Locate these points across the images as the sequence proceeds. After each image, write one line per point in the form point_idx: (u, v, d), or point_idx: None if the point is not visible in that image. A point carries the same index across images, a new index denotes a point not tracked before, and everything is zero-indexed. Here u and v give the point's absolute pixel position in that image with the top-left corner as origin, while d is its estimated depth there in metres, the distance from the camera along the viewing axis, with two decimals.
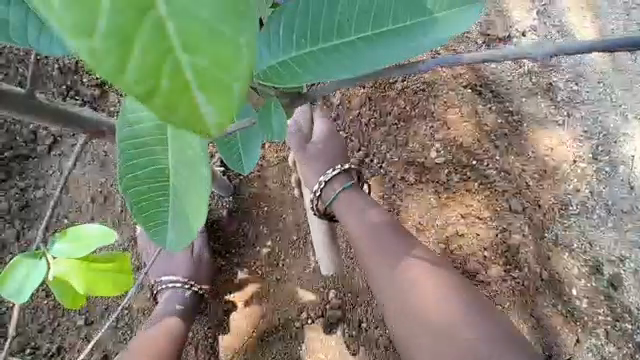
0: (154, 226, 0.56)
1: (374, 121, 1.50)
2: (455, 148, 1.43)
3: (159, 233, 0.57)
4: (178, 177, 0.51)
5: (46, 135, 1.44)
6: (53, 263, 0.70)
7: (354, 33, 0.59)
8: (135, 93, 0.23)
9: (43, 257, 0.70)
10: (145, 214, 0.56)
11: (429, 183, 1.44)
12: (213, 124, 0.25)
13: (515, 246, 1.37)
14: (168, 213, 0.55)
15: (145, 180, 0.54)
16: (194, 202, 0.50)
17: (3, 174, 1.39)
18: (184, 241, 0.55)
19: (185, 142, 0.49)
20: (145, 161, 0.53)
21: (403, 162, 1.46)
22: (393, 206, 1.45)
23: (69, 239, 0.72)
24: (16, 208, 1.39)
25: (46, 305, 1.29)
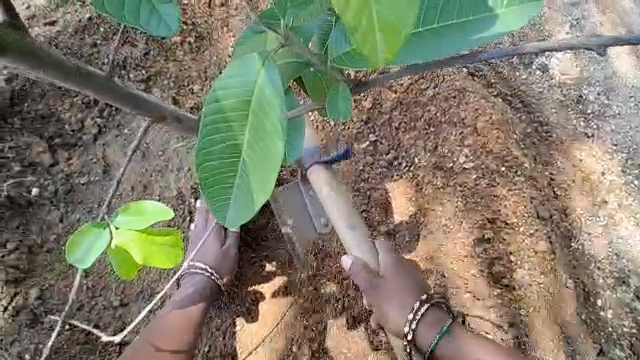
0: (218, 200, 0.63)
1: (404, 126, 1.54)
2: (480, 151, 1.46)
3: (222, 205, 0.63)
4: (253, 151, 0.59)
5: (92, 125, 1.49)
6: (115, 233, 0.79)
7: (421, 27, 0.72)
8: (348, 24, 0.36)
9: (107, 227, 0.80)
10: (212, 189, 0.63)
11: (457, 188, 1.45)
12: (383, 55, 0.38)
13: (542, 254, 1.38)
14: (234, 185, 0.62)
15: (218, 154, 0.60)
16: (267, 171, 0.59)
17: (51, 159, 1.45)
18: (247, 213, 0.62)
19: (263, 119, 0.58)
20: (221, 137, 0.60)
21: (431, 166, 1.49)
22: (420, 208, 1.47)
23: (129, 212, 0.81)
24: (63, 192, 1.44)
25: (86, 284, 1.36)
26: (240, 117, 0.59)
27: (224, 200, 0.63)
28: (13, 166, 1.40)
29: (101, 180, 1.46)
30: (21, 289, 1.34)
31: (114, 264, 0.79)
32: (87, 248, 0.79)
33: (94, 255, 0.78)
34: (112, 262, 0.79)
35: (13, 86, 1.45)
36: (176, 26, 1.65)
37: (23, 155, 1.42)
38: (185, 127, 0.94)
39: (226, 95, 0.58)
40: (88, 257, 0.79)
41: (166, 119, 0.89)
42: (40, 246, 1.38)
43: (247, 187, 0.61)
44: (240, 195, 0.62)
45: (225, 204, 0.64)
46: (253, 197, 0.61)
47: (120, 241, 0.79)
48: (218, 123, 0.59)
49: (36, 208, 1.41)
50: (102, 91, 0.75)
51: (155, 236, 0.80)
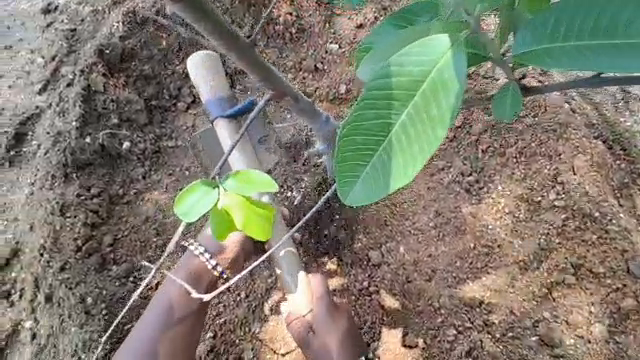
0: (344, 176, 0.62)
1: (493, 150, 1.49)
2: (572, 189, 1.39)
3: (350, 179, 0.62)
4: (406, 132, 0.57)
5: (188, 94, 1.56)
6: (222, 195, 0.79)
7: (606, 37, 0.70)
8: None
9: (216, 188, 0.80)
10: (346, 162, 0.61)
11: (542, 223, 1.39)
12: None
13: (622, 310, 1.29)
14: (370, 163, 0.61)
15: (368, 127, 0.59)
16: (415, 154, 0.57)
17: (146, 118, 1.51)
18: (372, 197, 0.61)
19: (429, 105, 0.56)
20: (378, 112, 0.58)
21: (516, 196, 1.44)
22: (496, 239, 1.41)
23: (238, 177, 0.81)
24: (150, 151, 1.49)
25: (156, 243, 1.38)
26: (405, 97, 0.57)
27: (349, 178, 0.62)
28: (111, 118, 1.46)
29: (187, 147, 1.52)
30: (96, 233, 1.34)
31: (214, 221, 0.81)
32: (193, 202, 0.79)
33: (200, 212, 0.78)
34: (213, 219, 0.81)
35: (125, 44, 1.52)
36: (282, 15, 1.70)
37: (121, 109, 1.48)
38: (297, 109, 0.94)
39: (398, 71, 0.57)
40: (190, 211, 0.79)
41: (286, 98, 0.89)
42: (121, 197, 1.42)
43: (382, 171, 0.60)
44: (369, 178, 0.61)
45: (349, 182, 0.62)
46: (388, 179, 0.59)
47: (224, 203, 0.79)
48: (381, 98, 0.58)
49: (123, 161, 1.45)
50: (243, 57, 0.76)
51: (256, 204, 0.81)
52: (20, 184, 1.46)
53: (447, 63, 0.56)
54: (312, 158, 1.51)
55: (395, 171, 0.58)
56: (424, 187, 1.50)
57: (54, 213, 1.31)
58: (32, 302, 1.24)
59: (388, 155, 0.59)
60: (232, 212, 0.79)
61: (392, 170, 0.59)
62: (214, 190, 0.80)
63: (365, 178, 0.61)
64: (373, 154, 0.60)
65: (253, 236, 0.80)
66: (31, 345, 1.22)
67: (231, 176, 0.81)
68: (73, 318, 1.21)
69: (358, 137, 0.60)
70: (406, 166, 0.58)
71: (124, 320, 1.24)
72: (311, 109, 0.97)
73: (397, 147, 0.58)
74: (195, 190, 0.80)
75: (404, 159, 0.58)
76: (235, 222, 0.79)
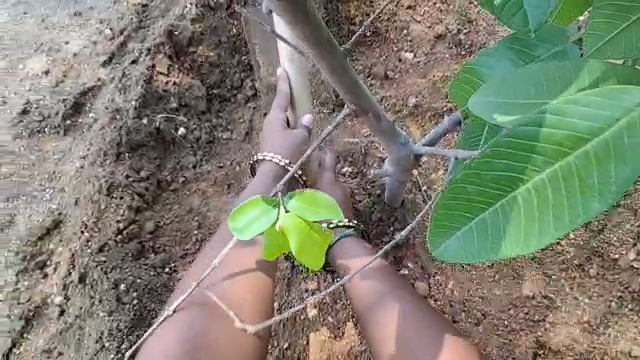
0: (439, 223, 0.53)
1: None
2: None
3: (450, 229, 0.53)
4: (545, 196, 0.47)
5: (250, 87, 1.52)
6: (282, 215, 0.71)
7: None
8: None
9: (276, 206, 0.72)
10: (449, 209, 0.52)
11: (615, 283, 1.25)
12: None
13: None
14: (482, 219, 0.51)
15: (497, 177, 0.49)
16: (548, 224, 0.47)
17: (204, 106, 1.47)
18: (468, 258, 0.52)
19: (586, 170, 0.46)
20: (517, 164, 0.48)
21: (588, 249, 1.30)
22: (559, 292, 1.28)
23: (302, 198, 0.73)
24: (204, 140, 1.44)
25: (196, 236, 1.33)
26: (557, 152, 0.47)
27: (447, 228, 0.53)
28: (170, 101, 1.41)
29: (241, 142, 1.47)
30: (139, 218, 1.29)
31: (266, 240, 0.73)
32: (249, 220, 0.71)
33: (256, 230, 0.69)
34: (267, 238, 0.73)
35: (195, 28, 1.48)
36: (358, 16, 1.62)
37: (182, 94, 1.43)
38: (379, 129, 0.84)
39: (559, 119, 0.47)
40: (246, 228, 0.71)
41: (369, 115, 0.80)
42: (168, 184, 1.38)
43: (492, 230, 0.50)
44: (472, 234, 0.51)
45: (444, 232, 0.53)
46: (500, 243, 0.50)
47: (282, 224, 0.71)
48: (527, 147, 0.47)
49: (176, 148, 1.41)
50: (335, 68, 0.68)
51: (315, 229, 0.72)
52: (71, 155, 1.44)
53: (625, 124, 0.46)
54: (369, 173, 1.43)
55: (513, 236, 0.49)
56: None
57: (101, 191, 1.27)
58: (64, 280, 1.20)
59: (509, 216, 0.49)
60: (288, 235, 0.70)
61: (509, 234, 0.49)
62: (274, 208, 0.71)
63: (466, 233, 0.52)
64: (487, 211, 0.50)
65: (304, 265, 0.73)
66: (57, 322, 1.18)
67: (294, 197, 0.73)
68: (103, 304, 1.17)
69: (474, 185, 0.50)
70: (532, 234, 0.48)
71: (154, 312, 1.19)
72: (394, 131, 0.87)
73: (524, 208, 0.48)
74: (252, 206, 0.71)
75: (529, 226, 0.48)
76: (290, 247, 0.70)
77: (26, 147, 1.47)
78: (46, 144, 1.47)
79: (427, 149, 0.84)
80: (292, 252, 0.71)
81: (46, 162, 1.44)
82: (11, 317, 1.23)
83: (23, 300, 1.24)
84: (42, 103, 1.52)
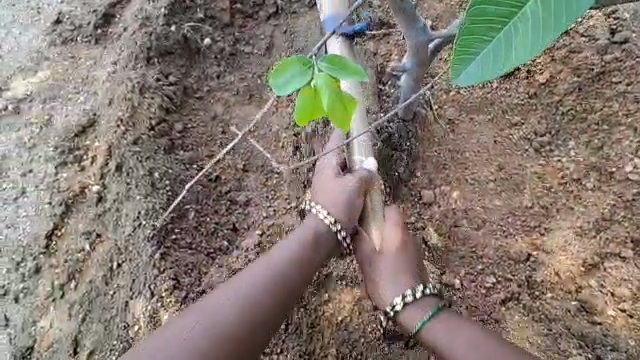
0: (461, 52, 0.62)
1: (574, 113, 1.43)
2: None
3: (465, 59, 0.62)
4: (545, 2, 0.56)
5: (272, 5, 1.58)
6: (316, 76, 0.79)
7: None
8: None
9: (310, 69, 0.80)
10: (471, 35, 0.60)
11: (610, 193, 1.34)
12: None
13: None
14: (493, 41, 0.60)
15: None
16: (552, 25, 0.55)
17: (229, 20, 1.53)
18: (487, 77, 0.61)
19: None
20: None
21: (587, 164, 1.38)
22: (556, 202, 1.37)
23: (332, 63, 0.81)
24: (227, 52, 1.51)
25: (220, 139, 1.42)
26: None
27: (468, 55, 0.61)
28: (197, 13, 1.50)
29: (262, 55, 1.53)
30: (169, 118, 1.39)
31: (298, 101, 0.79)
32: (287, 78, 0.79)
33: (294, 87, 0.78)
34: (299, 99, 0.79)
35: None
36: None
37: (207, 6, 1.51)
38: (403, 14, 0.97)
39: None
40: (285, 85, 0.79)
41: None
42: (194, 90, 1.46)
43: (508, 46, 0.59)
44: (490, 55, 0.60)
45: (465, 60, 0.62)
46: (511, 56, 0.59)
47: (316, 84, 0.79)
48: None
49: (202, 58, 1.49)
50: None
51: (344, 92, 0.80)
52: (101, 62, 1.51)
53: None
54: (384, 87, 1.50)
55: (525, 44, 0.57)
56: (490, 139, 1.48)
57: (134, 91, 1.37)
58: (102, 169, 1.33)
59: (518, 30, 0.58)
60: (321, 92, 0.78)
61: (520, 44, 0.58)
62: (309, 71, 0.80)
63: (486, 55, 0.60)
64: (497, 31, 0.59)
65: (335, 122, 0.80)
66: (96, 207, 1.31)
67: (325, 60, 0.81)
68: (139, 188, 1.28)
69: (492, 7, 0.58)
70: (540, 37, 0.56)
71: (184, 201, 1.31)
72: (416, 20, 0.99)
73: (533, 17, 0.56)
74: (289, 66, 0.80)
75: (538, 30, 0.56)
76: (323, 103, 0.78)
77: (59, 55, 1.55)
78: (78, 52, 1.55)
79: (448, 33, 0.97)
80: (325, 110, 0.79)
81: (79, 69, 1.52)
82: (53, 203, 1.35)
83: (62, 188, 1.36)
84: (74, 14, 1.59)
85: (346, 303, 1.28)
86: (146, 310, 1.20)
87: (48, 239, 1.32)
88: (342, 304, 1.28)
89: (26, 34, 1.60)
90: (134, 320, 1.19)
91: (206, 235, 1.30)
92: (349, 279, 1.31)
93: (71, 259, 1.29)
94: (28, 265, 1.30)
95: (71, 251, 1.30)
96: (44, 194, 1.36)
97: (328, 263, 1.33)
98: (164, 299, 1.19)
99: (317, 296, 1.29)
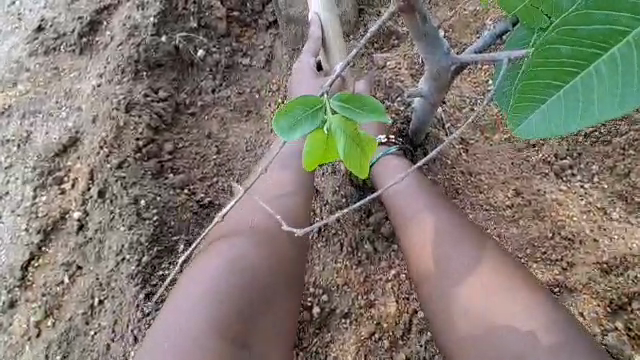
0: (521, 98, 0.51)
1: (597, 136, 1.33)
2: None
3: (529, 106, 0.51)
4: None
5: (271, 12, 1.46)
6: (327, 119, 0.67)
7: None
8: None
9: (321, 109, 0.68)
10: (535, 80, 0.48)
11: (638, 226, 1.23)
12: None
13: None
14: (564, 89, 0.47)
15: (582, 38, 0.43)
16: None
17: (225, 29, 1.41)
18: (554, 134, 0.50)
19: None
20: (604, 15, 0.41)
21: (611, 193, 1.28)
22: (579, 234, 1.26)
23: (346, 100, 0.68)
24: (223, 65, 1.39)
25: (214, 160, 1.31)
26: None
27: (533, 101, 0.50)
28: (190, 21, 1.37)
29: (261, 69, 1.42)
30: (158, 139, 1.28)
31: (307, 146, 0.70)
32: (294, 123, 0.66)
33: (303, 134, 0.66)
34: (308, 145, 0.70)
35: None
36: None
37: (202, 13, 1.38)
38: (422, 33, 0.84)
39: None
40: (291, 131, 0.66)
41: (415, 16, 0.78)
42: (187, 107, 1.35)
43: (585, 96, 0.46)
44: (561, 106, 0.48)
45: (531, 107, 0.51)
46: (585, 110, 0.46)
47: (327, 129, 0.68)
48: None
49: (195, 71, 1.37)
50: None
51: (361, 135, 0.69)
52: (86, 74, 1.39)
53: None
54: (394, 104, 1.38)
55: (605, 100, 0.44)
56: (506, 163, 1.36)
57: (120, 108, 1.26)
58: (84, 195, 1.21)
59: (601, 82, 0.44)
60: (335, 139, 0.67)
61: (601, 99, 0.44)
62: (319, 112, 0.68)
63: (553, 107, 0.48)
64: (572, 79, 0.46)
65: (351, 169, 0.70)
66: (77, 236, 1.20)
67: (338, 96, 0.68)
68: (123, 218, 1.17)
69: (562, 48, 0.44)
70: (628, 93, 0.43)
71: (173, 230, 1.19)
72: (436, 39, 0.86)
73: (620, 63, 0.42)
74: (294, 108, 0.67)
75: (626, 79, 0.43)
76: (337, 152, 0.68)
77: (41, 65, 1.42)
78: (61, 62, 1.42)
79: (474, 57, 0.85)
80: (339, 158, 0.69)
81: (62, 80, 1.40)
82: (29, 230, 1.23)
83: (40, 214, 1.24)
84: (57, 20, 1.46)
85: (350, 345, 1.17)
86: (131, 353, 1.09)
87: (24, 270, 1.20)
88: (345, 346, 1.18)
89: (6, 42, 1.47)
90: None
91: None
92: (354, 317, 1.20)
93: (48, 293, 1.17)
94: (1, 299, 1.18)
95: (48, 284, 1.18)
96: (20, 221, 1.24)
97: (330, 299, 1.22)
98: None
99: (319, 336, 1.19)
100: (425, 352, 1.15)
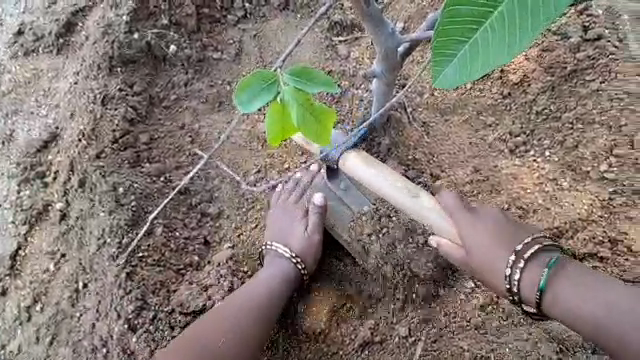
0: (438, 55, 0.63)
1: (547, 113, 1.42)
2: (628, 163, 1.33)
3: (442, 62, 0.63)
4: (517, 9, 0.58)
5: (239, 8, 1.54)
6: (282, 91, 0.76)
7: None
8: None
9: (276, 83, 0.77)
10: (448, 37, 0.61)
11: (586, 193, 1.33)
12: None
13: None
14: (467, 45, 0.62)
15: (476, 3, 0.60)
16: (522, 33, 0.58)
17: (195, 25, 1.48)
18: (465, 80, 0.62)
19: None
20: None
21: (562, 164, 1.37)
22: (533, 204, 1.35)
23: (298, 73, 0.78)
24: (195, 59, 1.47)
25: (189, 150, 1.38)
26: None
27: (446, 56, 0.63)
28: (161, 19, 1.45)
29: (231, 62, 1.49)
30: (134, 130, 1.35)
31: (267, 121, 0.78)
32: (251, 95, 0.76)
33: (260, 104, 0.76)
34: (268, 119, 0.78)
35: None
36: None
37: (172, 11, 1.46)
38: (366, 15, 0.92)
39: None
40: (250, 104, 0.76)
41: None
42: (161, 100, 1.42)
43: (483, 50, 0.61)
44: (466, 57, 0.62)
45: (444, 60, 0.63)
46: (485, 61, 0.61)
47: (283, 101, 0.77)
48: None
49: (167, 65, 1.45)
50: None
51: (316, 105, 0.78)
52: (63, 73, 1.45)
53: None
54: (358, 91, 1.48)
55: (495, 50, 0.60)
56: (466, 143, 1.45)
57: (96, 102, 1.35)
58: (65, 185, 1.28)
59: (494, 37, 0.60)
60: (289, 108, 0.76)
61: (494, 50, 0.60)
62: (274, 86, 0.77)
63: (461, 59, 0.62)
64: (473, 35, 0.61)
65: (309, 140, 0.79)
66: (60, 226, 1.26)
67: (290, 71, 0.78)
68: (103, 204, 1.25)
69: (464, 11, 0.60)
70: (511, 44, 0.59)
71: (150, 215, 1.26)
72: (380, 20, 0.95)
73: (504, 23, 0.59)
74: (251, 81, 0.76)
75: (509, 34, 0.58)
76: (293, 121, 0.77)
77: (21, 67, 1.48)
78: (40, 63, 1.48)
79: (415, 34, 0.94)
80: (296, 127, 0.78)
81: (41, 80, 1.46)
82: (15, 222, 1.29)
83: (26, 206, 1.30)
84: (36, 24, 1.52)
85: (323, 315, 1.26)
86: (116, 329, 1.17)
87: (13, 260, 1.26)
88: (318, 316, 1.25)
89: None
90: (104, 342, 1.16)
91: (174, 250, 1.26)
92: (326, 290, 1.28)
93: (36, 280, 1.24)
94: None
95: (36, 272, 1.25)
96: (7, 214, 1.30)
97: (302, 274, 1.29)
98: (133, 320, 1.17)
99: (292, 309, 1.27)
100: (392, 318, 1.24)
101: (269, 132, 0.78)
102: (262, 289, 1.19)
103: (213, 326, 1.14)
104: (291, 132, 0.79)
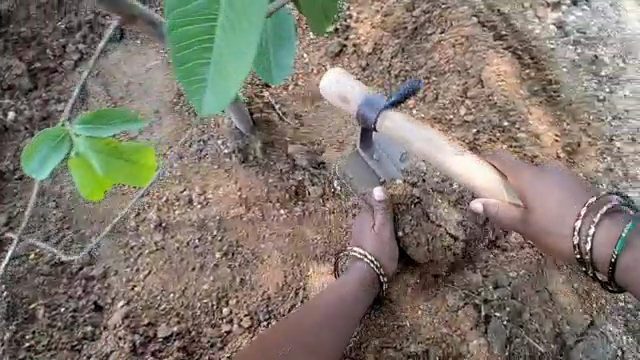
0: (189, 78, 0.49)
1: (405, 74, 1.45)
2: (482, 101, 1.41)
3: (197, 94, 0.50)
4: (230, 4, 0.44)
5: (74, 51, 1.42)
6: (76, 144, 0.71)
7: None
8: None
9: (68, 138, 0.72)
10: (188, 65, 0.49)
11: (457, 140, 1.39)
12: None
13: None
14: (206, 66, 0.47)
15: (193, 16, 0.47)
16: (243, 32, 0.44)
17: (28, 82, 1.38)
18: (229, 96, 0.47)
19: None
20: None
21: (429, 118, 1.40)
22: None
23: (91, 120, 0.73)
24: (37, 117, 1.36)
25: (55, 216, 1.35)
26: None
27: (197, 87, 0.49)
28: None
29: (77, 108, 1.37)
30: None
31: (75, 179, 0.70)
32: (47, 157, 0.72)
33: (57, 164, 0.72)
34: (75, 176, 0.70)
35: None
36: None
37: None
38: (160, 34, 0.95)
39: None
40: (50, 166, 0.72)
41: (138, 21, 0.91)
42: (11, 173, 1.32)
43: (221, 66, 0.46)
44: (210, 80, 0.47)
45: (199, 91, 0.49)
46: (227, 78, 0.46)
47: (81, 154, 0.70)
48: None
49: (11, 134, 1.35)
50: None
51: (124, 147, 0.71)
52: None
53: None
54: None
55: (231, 60, 0.45)
56: (339, 123, 1.46)
57: None
58: None
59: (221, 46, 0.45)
60: (89, 160, 0.70)
61: (230, 61, 0.45)
62: (67, 141, 0.72)
63: (213, 74, 0.47)
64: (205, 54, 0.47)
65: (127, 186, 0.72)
66: None
67: (81, 121, 0.73)
68: None
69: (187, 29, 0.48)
70: (240, 47, 0.45)
71: (27, 300, 1.27)
72: None
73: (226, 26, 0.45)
74: (42, 142, 0.72)
75: (234, 37, 0.45)
76: (99, 172, 0.70)
77: None
78: None
79: None
80: (105, 176, 0.71)
81: None
82: None
83: None
84: None
85: (239, 336, 1.28)
86: None
87: None
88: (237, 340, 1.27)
89: None
90: None
91: (64, 327, 1.27)
92: (236, 314, 1.29)
93: None
94: None
95: None
96: None
97: (213, 303, 1.30)
98: None
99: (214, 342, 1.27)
100: None
101: (81, 187, 0.71)
102: (353, 290, 1.19)
103: (261, 342, 1.10)
104: (106, 185, 0.72)
